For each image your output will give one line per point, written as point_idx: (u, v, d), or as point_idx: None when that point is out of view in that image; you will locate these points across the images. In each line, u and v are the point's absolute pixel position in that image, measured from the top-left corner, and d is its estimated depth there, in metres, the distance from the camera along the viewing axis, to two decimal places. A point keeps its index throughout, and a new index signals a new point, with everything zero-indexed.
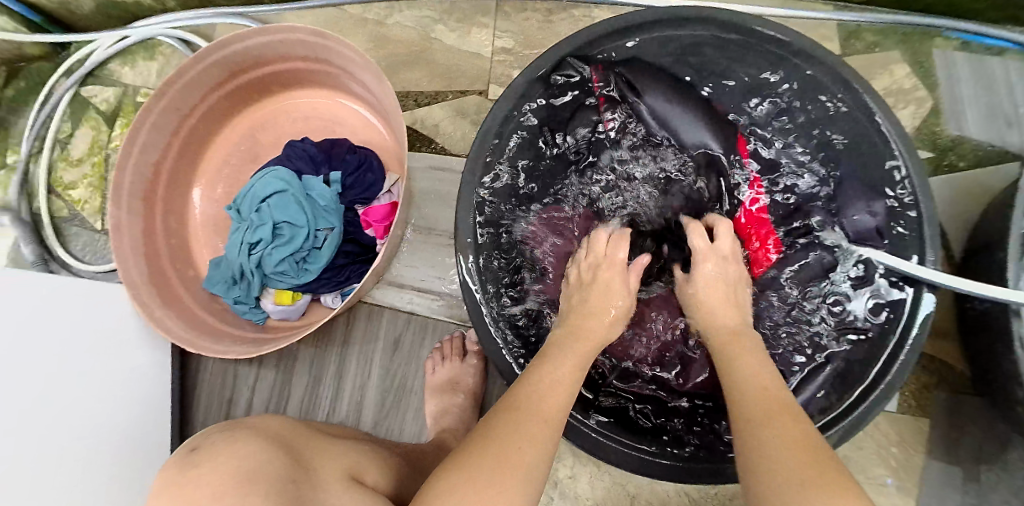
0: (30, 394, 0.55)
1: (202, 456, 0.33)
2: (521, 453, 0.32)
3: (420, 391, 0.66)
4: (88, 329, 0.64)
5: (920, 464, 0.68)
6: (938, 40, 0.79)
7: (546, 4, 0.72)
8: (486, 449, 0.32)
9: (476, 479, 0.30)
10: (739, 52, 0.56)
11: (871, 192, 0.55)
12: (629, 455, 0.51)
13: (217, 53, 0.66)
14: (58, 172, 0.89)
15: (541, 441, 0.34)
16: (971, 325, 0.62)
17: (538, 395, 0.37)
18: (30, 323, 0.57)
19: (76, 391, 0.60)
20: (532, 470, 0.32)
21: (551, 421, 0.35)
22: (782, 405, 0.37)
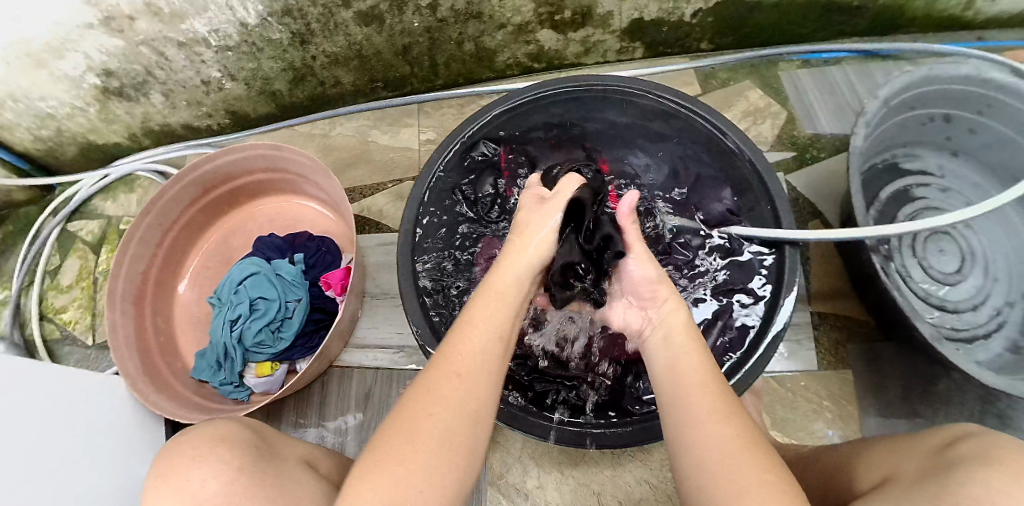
0: (71, 448, 0.65)
1: (185, 431, 0.53)
2: (432, 421, 0.37)
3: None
4: (101, 395, 0.74)
5: (854, 414, 0.80)
6: (782, 64, 0.97)
7: (458, 100, 0.90)
8: (405, 425, 0.37)
9: (392, 463, 0.35)
10: (618, 109, 0.72)
11: (723, 185, 0.71)
12: (575, 430, 0.56)
13: (193, 174, 0.79)
14: (49, 299, 0.99)
15: (452, 399, 0.39)
16: (863, 279, 0.78)
17: (453, 361, 0.41)
18: (50, 395, 0.66)
19: (96, 450, 0.69)
20: (452, 445, 0.37)
21: (467, 382, 0.40)
22: (721, 398, 0.40)
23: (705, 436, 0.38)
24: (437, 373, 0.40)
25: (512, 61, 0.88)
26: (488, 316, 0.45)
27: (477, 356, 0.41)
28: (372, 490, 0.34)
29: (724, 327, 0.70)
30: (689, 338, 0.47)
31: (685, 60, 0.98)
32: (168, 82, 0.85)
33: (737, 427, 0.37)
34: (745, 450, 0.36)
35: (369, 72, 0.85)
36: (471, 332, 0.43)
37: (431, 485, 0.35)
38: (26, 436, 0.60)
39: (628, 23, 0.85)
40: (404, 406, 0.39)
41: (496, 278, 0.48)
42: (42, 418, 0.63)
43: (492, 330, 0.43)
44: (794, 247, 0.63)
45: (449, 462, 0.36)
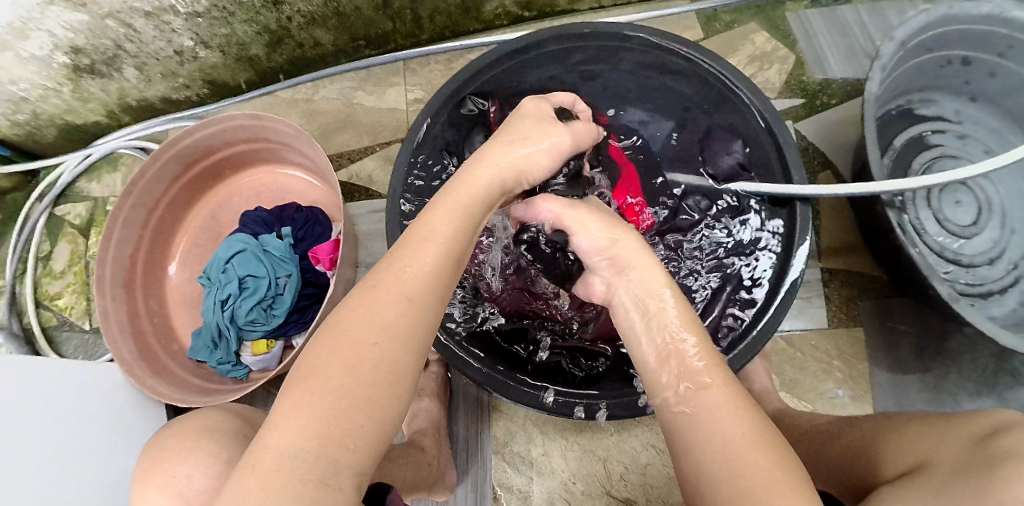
0: (77, 443, 0.65)
1: (175, 420, 0.53)
2: (374, 348, 0.33)
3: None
4: (106, 387, 0.73)
5: (865, 372, 0.77)
6: (789, 4, 0.92)
7: (445, 55, 0.85)
8: (343, 351, 0.33)
9: (324, 391, 0.31)
10: (613, 57, 0.67)
11: (731, 136, 0.67)
12: (575, 402, 0.54)
13: (171, 149, 0.75)
14: (43, 287, 0.97)
15: (398, 324, 0.34)
16: (876, 232, 0.75)
17: (400, 276, 0.36)
18: (54, 390, 0.65)
19: (102, 442, 0.68)
20: (396, 375, 0.33)
21: (414, 308, 0.35)
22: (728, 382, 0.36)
23: (714, 431, 0.33)
24: (374, 293, 0.35)
25: (500, 10, 0.83)
26: (442, 230, 0.39)
27: (426, 277, 0.37)
28: (307, 420, 0.30)
29: (732, 290, 0.66)
30: (688, 317, 0.40)
31: (685, 3, 0.92)
32: (139, 55, 0.80)
33: (751, 418, 0.33)
34: (757, 446, 0.31)
35: (349, 30, 0.81)
36: (420, 249, 0.38)
37: (372, 417, 0.32)
38: (10, 434, 0.56)
39: None
40: (342, 328, 0.34)
41: (465, 185, 0.42)
42: (48, 414, 0.62)
43: (442, 246, 0.38)
44: (806, 203, 0.60)
45: (393, 394, 0.33)
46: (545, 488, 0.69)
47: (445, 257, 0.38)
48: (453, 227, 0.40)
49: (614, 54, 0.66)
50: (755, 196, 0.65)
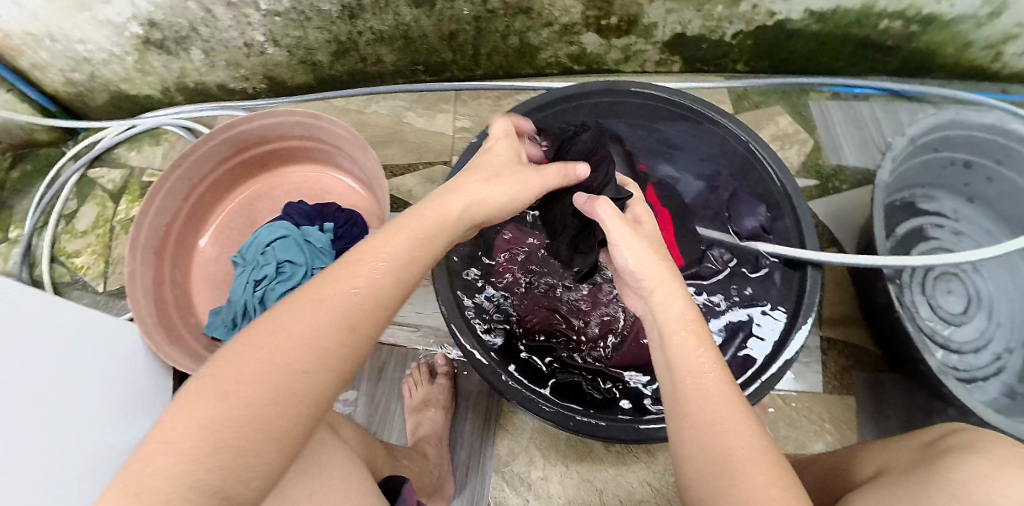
0: (104, 404, 0.69)
1: None
2: (300, 378, 0.32)
3: (398, 417, 0.78)
4: (137, 359, 0.78)
5: (853, 440, 0.81)
6: (813, 94, 1.00)
7: (496, 92, 0.91)
8: (263, 371, 0.32)
9: (231, 414, 0.30)
10: (655, 114, 0.73)
11: (755, 200, 0.73)
12: (587, 422, 0.58)
13: (227, 133, 0.79)
14: (62, 242, 0.99)
15: (331, 353, 0.34)
16: (873, 310, 0.81)
17: (343, 297, 0.36)
18: (94, 353, 0.70)
19: (123, 407, 0.72)
20: (316, 404, 0.33)
21: (352, 337, 0.35)
22: (742, 404, 0.38)
23: (731, 450, 0.35)
24: (312, 313, 0.34)
25: (553, 60, 0.90)
26: (404, 260, 0.39)
27: (371, 310, 0.36)
28: (208, 445, 0.29)
29: (744, 338, 0.71)
30: (697, 343, 0.42)
31: (720, 79, 0.99)
32: (210, 40, 0.85)
33: (761, 439, 0.36)
34: (759, 461, 0.34)
35: (411, 54, 0.87)
36: (373, 274, 0.37)
37: (279, 446, 0.32)
38: (48, 387, 0.61)
39: (670, 36, 0.88)
40: (269, 346, 0.33)
41: (436, 211, 0.44)
42: (84, 372, 0.67)
43: (390, 273, 0.38)
44: (816, 269, 0.65)
45: (306, 423, 0.33)
46: None
47: (394, 284, 0.38)
48: (410, 252, 0.40)
49: (658, 112, 0.73)
50: (771, 257, 0.70)
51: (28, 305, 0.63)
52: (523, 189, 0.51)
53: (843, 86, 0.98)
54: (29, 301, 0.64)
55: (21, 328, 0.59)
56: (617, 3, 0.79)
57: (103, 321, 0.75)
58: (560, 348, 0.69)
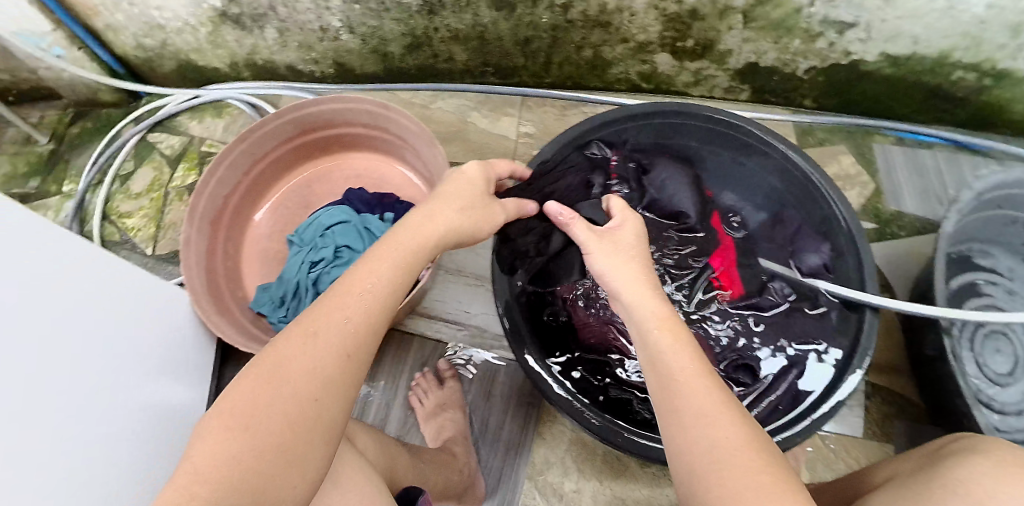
0: (132, 362, 0.66)
1: None
2: (310, 404, 0.37)
3: (416, 424, 0.76)
4: (169, 316, 0.76)
5: None
6: (877, 137, 0.98)
7: (562, 102, 0.91)
8: (276, 405, 0.36)
9: (253, 444, 0.35)
10: (724, 141, 0.74)
11: (819, 238, 0.71)
12: (640, 441, 0.57)
13: (296, 112, 0.80)
14: (115, 202, 1.01)
15: (335, 379, 0.38)
16: (923, 362, 0.79)
17: (337, 328, 0.40)
18: (129, 306, 0.68)
19: (148, 366, 0.69)
20: (327, 427, 0.37)
21: (352, 361, 0.40)
22: (726, 399, 0.41)
23: (711, 440, 0.38)
24: (311, 345, 0.39)
25: (622, 76, 0.91)
26: (386, 286, 0.44)
27: (364, 333, 0.41)
28: (237, 474, 0.33)
29: (796, 377, 0.70)
30: (683, 342, 0.45)
31: (786, 112, 0.98)
32: (287, 20, 0.85)
33: (745, 431, 0.38)
34: (743, 451, 0.36)
35: (483, 55, 0.87)
36: (361, 300, 0.42)
37: (300, 471, 0.36)
38: (76, 346, 0.57)
39: (743, 65, 0.88)
40: (279, 379, 0.37)
41: (408, 239, 0.48)
42: (117, 328, 0.64)
43: (375, 297, 0.43)
44: (875, 314, 0.64)
45: (320, 446, 0.37)
46: None
47: (380, 308, 0.43)
48: (390, 277, 0.45)
49: (726, 138, 0.73)
50: (830, 296, 0.69)
51: (58, 258, 0.57)
52: (481, 227, 0.54)
53: (909, 132, 0.96)
54: (58, 253, 0.57)
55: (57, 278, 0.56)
56: (696, 26, 0.79)
57: (138, 271, 0.71)
58: (613, 363, 0.69)
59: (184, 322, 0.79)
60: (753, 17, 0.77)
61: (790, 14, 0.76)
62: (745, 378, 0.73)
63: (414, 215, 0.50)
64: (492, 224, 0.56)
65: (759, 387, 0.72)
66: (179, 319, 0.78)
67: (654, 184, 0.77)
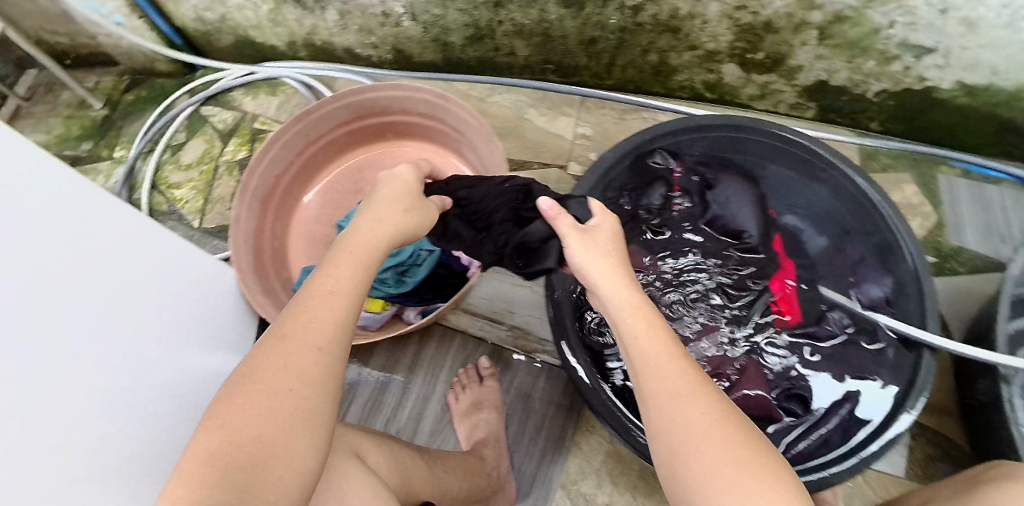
0: (139, 348, 0.59)
1: None
2: (287, 402, 0.38)
3: (450, 423, 0.76)
4: (180, 291, 0.68)
5: None
6: (943, 167, 0.94)
7: (621, 106, 0.90)
8: (252, 406, 0.37)
9: (237, 441, 0.36)
10: (791, 160, 0.71)
11: (883, 271, 0.69)
12: None
13: (354, 97, 0.80)
14: (165, 172, 1.02)
15: (308, 374, 0.39)
16: (976, 407, 0.75)
17: (302, 325, 0.41)
18: (139, 282, 0.59)
19: (157, 349, 0.62)
20: (310, 422, 0.38)
21: (323, 355, 0.40)
22: (697, 378, 0.40)
23: (679, 424, 0.37)
24: (280, 348, 0.40)
25: (686, 83, 0.89)
26: (348, 281, 0.45)
27: (335, 327, 0.42)
28: (218, 470, 0.34)
29: (850, 410, 0.67)
30: (652, 325, 0.43)
31: (850, 134, 0.95)
32: (349, 3, 0.84)
33: (714, 410, 0.38)
34: (714, 427, 0.36)
35: (546, 52, 0.86)
36: (324, 301, 0.43)
37: (290, 466, 0.36)
38: (81, 335, 0.50)
39: (812, 82, 0.85)
40: (257, 381, 0.39)
41: (357, 239, 0.49)
42: (125, 307, 0.57)
43: (332, 289, 0.44)
44: (932, 353, 0.63)
45: (306, 439, 0.38)
46: None
47: (346, 300, 0.44)
48: (353, 270, 0.46)
49: (793, 156, 0.71)
50: (889, 331, 0.67)
51: (62, 223, 0.48)
52: (420, 224, 0.55)
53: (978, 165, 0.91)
54: (60, 214, 0.48)
55: (61, 253, 0.48)
56: (769, 39, 0.76)
57: (155, 240, 0.63)
58: None
59: (197, 300, 0.71)
60: (829, 34, 0.74)
61: (869, 34, 0.72)
62: (796, 407, 0.71)
63: (361, 222, 0.51)
64: (427, 225, 0.58)
65: (810, 419, 0.69)
66: (193, 296, 0.71)
67: (717, 201, 0.76)
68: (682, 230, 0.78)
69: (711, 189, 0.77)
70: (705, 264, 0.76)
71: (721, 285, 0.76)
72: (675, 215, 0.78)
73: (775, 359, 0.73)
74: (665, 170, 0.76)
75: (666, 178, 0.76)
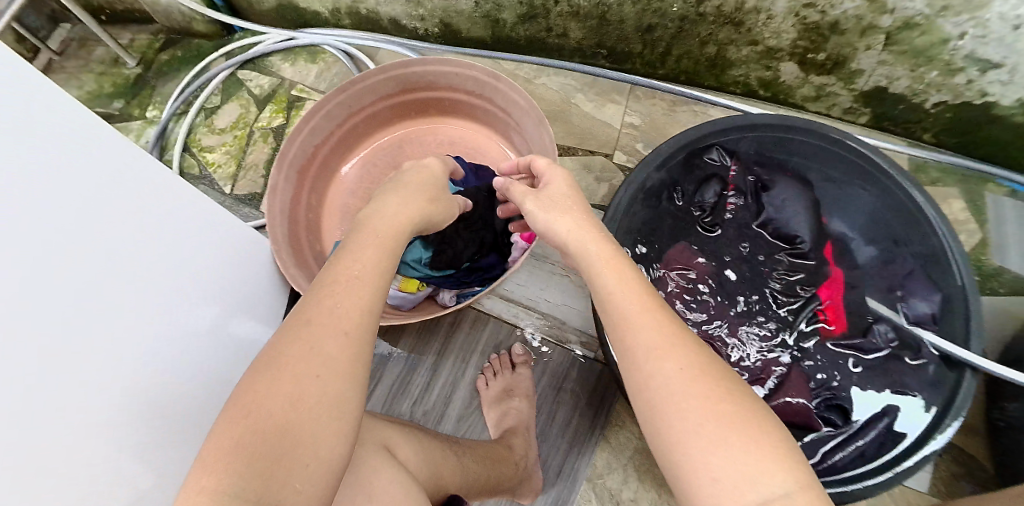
0: (147, 330, 0.53)
1: None
2: (311, 388, 0.35)
3: (479, 409, 0.76)
4: (194, 266, 0.62)
5: None
6: (991, 185, 0.89)
7: (671, 98, 0.87)
8: (274, 393, 0.35)
9: (258, 428, 0.33)
10: (842, 166, 0.71)
11: (931, 286, 0.67)
12: None
13: (401, 70, 0.78)
14: (198, 135, 1.00)
15: (332, 360, 0.37)
16: (1009, 430, 0.72)
17: (324, 304, 0.39)
18: (148, 259, 0.54)
19: (168, 330, 0.57)
20: (338, 412, 0.35)
21: (349, 341, 0.38)
22: (676, 331, 0.39)
23: (658, 379, 0.36)
24: (303, 333, 0.38)
25: (740, 79, 0.87)
26: (369, 267, 0.43)
27: (359, 313, 0.40)
28: (244, 462, 0.32)
29: (887, 426, 0.66)
30: (630, 283, 0.43)
31: (902, 143, 0.92)
32: None
33: (690, 360, 0.37)
34: (695, 381, 0.36)
35: (600, 36, 0.83)
36: (350, 286, 0.41)
37: (316, 453, 0.34)
38: (78, 323, 0.44)
39: (870, 88, 0.82)
40: (278, 367, 0.36)
41: (381, 226, 0.48)
42: (131, 285, 0.51)
43: (356, 270, 0.42)
44: (974, 374, 0.61)
45: (335, 427, 0.35)
46: None
47: (368, 284, 0.42)
48: (373, 255, 0.44)
49: (843, 161, 0.70)
50: (932, 349, 0.65)
51: (61, 182, 0.42)
52: (442, 214, 0.58)
53: None
54: (61, 174, 0.42)
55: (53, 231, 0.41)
56: (833, 40, 0.74)
57: (166, 211, 0.57)
58: None
59: (214, 277, 0.66)
60: (895, 41, 0.71)
61: (936, 44, 0.69)
62: (836, 417, 0.70)
63: (386, 207, 0.51)
64: (449, 216, 0.61)
65: (846, 430, 0.68)
66: (210, 274, 0.65)
67: (770, 204, 0.77)
68: (735, 230, 0.79)
69: (764, 192, 0.77)
70: (757, 267, 0.78)
71: (769, 290, 0.77)
72: (728, 215, 0.79)
73: (816, 366, 0.73)
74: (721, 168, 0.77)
75: (720, 177, 0.77)
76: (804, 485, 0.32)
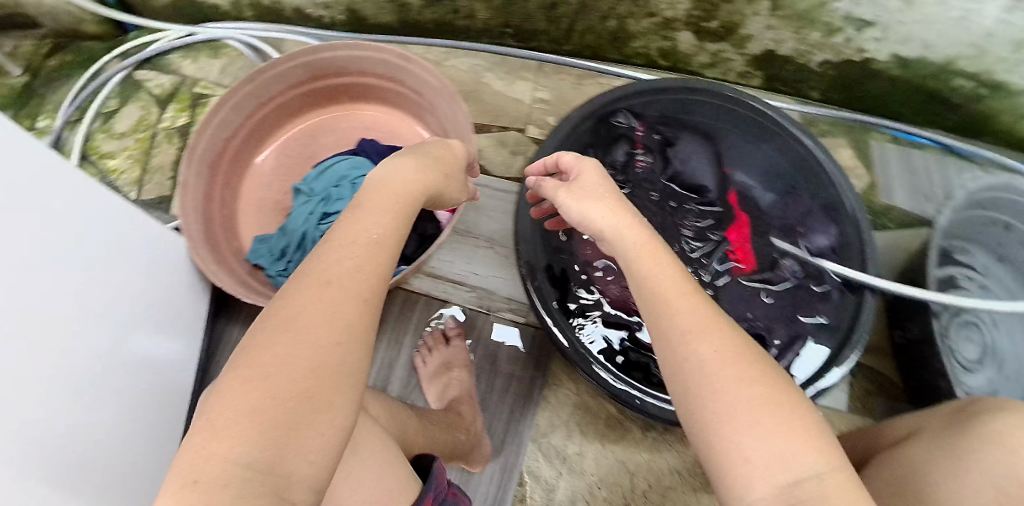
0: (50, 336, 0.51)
1: None
2: (325, 358, 0.33)
3: (419, 385, 0.77)
4: (110, 265, 0.59)
5: None
6: (875, 134, 0.99)
7: (578, 72, 0.91)
8: (283, 358, 0.32)
9: (269, 390, 0.31)
10: (742, 118, 0.77)
11: (828, 220, 0.74)
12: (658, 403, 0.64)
13: (309, 57, 0.76)
14: (96, 140, 0.94)
15: (341, 331, 0.34)
16: (910, 345, 0.81)
17: (336, 270, 0.37)
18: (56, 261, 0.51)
19: (79, 335, 0.54)
20: (351, 381, 0.33)
21: (367, 309, 0.36)
22: (710, 314, 0.37)
23: (696, 352, 0.35)
24: (320, 293, 0.35)
25: (642, 50, 0.91)
26: (386, 233, 0.41)
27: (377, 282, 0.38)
28: (256, 424, 0.29)
29: (796, 353, 0.71)
30: (664, 262, 0.42)
31: (793, 101, 1.00)
32: None
33: (732, 340, 0.35)
34: (730, 364, 0.34)
35: (506, 16, 0.85)
36: (368, 252, 0.39)
37: (328, 423, 0.32)
38: None
39: (761, 52, 0.88)
40: (292, 326, 0.34)
41: (391, 186, 0.46)
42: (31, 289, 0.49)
43: (369, 236, 0.40)
44: (873, 295, 0.69)
45: (341, 398, 0.33)
46: (573, 486, 0.72)
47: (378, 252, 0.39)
48: (387, 221, 0.42)
49: (744, 115, 0.76)
50: (835, 276, 0.72)
51: None
52: (456, 185, 0.56)
53: (905, 132, 0.96)
54: None
55: None
56: (724, 9, 0.78)
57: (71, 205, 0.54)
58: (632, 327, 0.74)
59: (132, 278, 0.63)
60: (781, 6, 0.77)
61: (817, 6, 0.75)
62: None
63: (400, 170, 0.48)
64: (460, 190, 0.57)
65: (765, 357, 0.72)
66: (127, 279, 0.62)
67: (679, 159, 0.82)
68: (645, 187, 0.82)
69: (672, 147, 0.82)
70: (676, 217, 0.82)
71: (687, 236, 0.81)
72: (639, 172, 0.82)
73: (732, 303, 0.77)
74: (627, 129, 0.80)
75: (628, 136, 0.81)
76: (835, 468, 0.30)
